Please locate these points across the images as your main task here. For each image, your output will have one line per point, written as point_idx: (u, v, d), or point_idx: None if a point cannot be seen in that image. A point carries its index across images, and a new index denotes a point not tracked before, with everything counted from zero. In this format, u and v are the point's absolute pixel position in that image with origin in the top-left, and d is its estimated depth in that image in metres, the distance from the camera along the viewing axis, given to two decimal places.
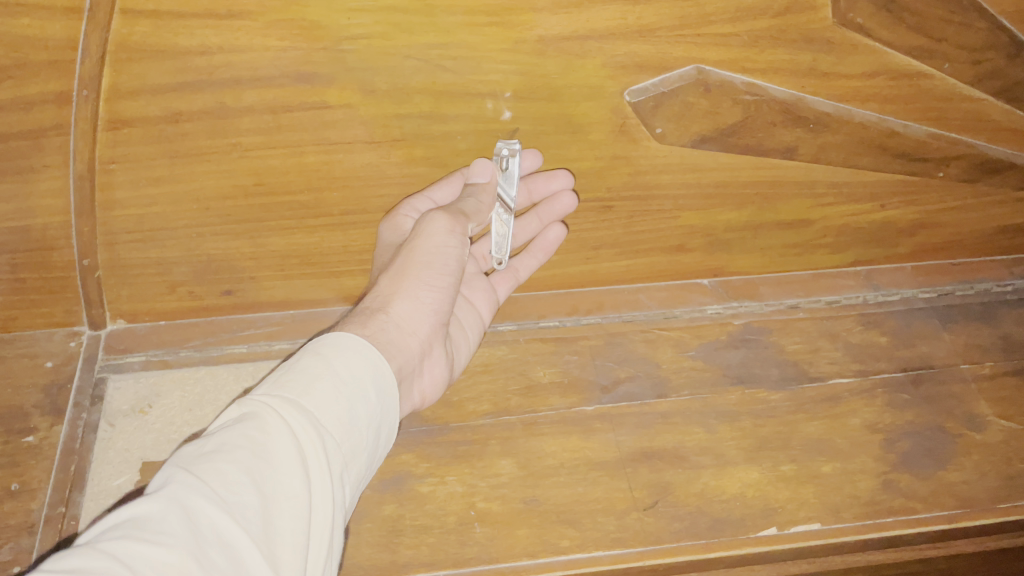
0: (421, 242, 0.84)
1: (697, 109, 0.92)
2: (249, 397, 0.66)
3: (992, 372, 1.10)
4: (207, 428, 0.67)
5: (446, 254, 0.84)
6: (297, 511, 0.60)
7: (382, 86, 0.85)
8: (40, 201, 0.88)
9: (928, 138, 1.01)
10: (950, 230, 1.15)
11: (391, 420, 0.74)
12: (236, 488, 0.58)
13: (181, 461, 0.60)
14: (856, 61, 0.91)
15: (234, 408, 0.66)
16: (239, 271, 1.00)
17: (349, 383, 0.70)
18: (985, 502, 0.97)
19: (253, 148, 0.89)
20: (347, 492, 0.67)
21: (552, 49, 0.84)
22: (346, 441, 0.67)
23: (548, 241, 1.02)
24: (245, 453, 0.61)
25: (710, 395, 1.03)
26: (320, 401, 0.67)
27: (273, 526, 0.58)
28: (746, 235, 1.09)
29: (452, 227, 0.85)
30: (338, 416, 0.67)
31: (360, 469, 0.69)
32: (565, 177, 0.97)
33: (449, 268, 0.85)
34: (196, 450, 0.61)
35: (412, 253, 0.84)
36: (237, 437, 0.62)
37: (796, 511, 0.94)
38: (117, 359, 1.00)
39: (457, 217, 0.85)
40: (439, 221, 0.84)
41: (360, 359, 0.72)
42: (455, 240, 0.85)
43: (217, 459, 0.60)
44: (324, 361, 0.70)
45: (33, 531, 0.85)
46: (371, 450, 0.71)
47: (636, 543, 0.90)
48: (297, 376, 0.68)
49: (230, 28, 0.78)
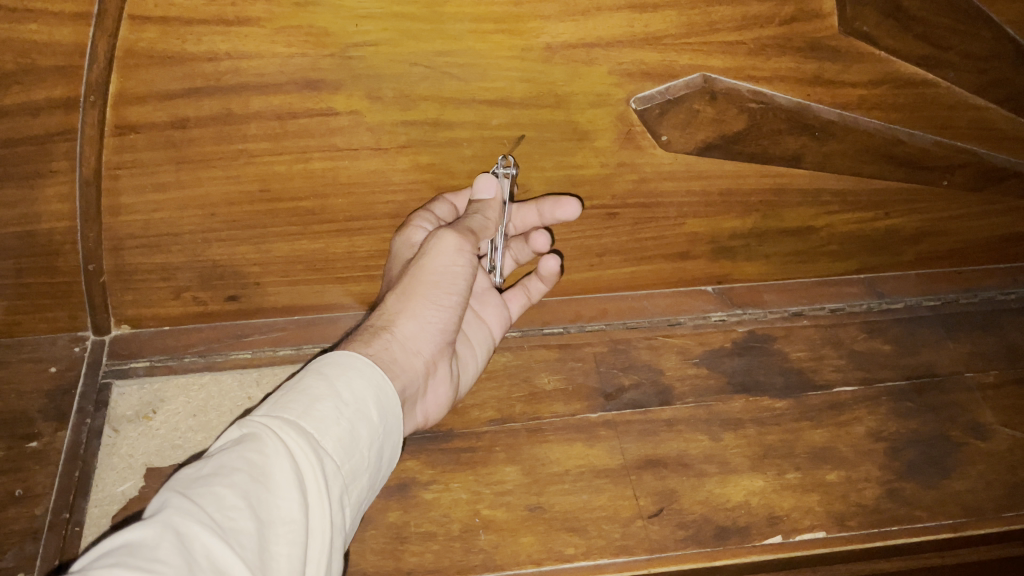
0: (430, 262, 0.84)
1: (703, 117, 0.92)
2: (250, 417, 0.66)
3: (996, 381, 1.10)
4: (207, 449, 0.66)
5: (455, 272, 0.85)
6: (293, 537, 0.60)
7: (389, 93, 0.85)
8: (46, 206, 0.88)
9: (934, 146, 1.01)
10: (954, 238, 1.15)
11: (393, 441, 0.74)
12: (233, 512, 0.58)
13: (179, 485, 0.60)
14: (861, 69, 0.91)
15: (235, 429, 0.66)
16: (244, 277, 1.00)
17: (351, 405, 0.70)
18: (989, 511, 0.97)
19: (260, 154, 0.89)
20: (346, 515, 0.68)
21: (558, 57, 0.84)
22: (346, 463, 0.68)
23: (547, 272, 0.98)
24: (242, 476, 0.61)
25: (714, 403, 1.03)
26: (320, 422, 0.67)
27: (268, 552, 0.58)
28: (752, 242, 1.09)
29: (461, 245, 0.85)
30: (338, 438, 0.68)
31: (360, 492, 0.70)
32: (575, 206, 0.95)
33: (458, 288, 0.85)
34: (193, 472, 0.61)
35: (422, 272, 0.84)
36: (236, 460, 0.62)
37: (801, 519, 0.94)
38: (121, 364, 1.00)
39: (467, 235, 0.85)
40: (448, 239, 0.84)
41: (362, 380, 0.73)
42: (465, 259, 0.85)
43: (214, 483, 0.60)
44: (326, 381, 0.71)
45: (37, 537, 0.85)
46: (372, 472, 0.71)
47: (641, 550, 0.89)
48: (298, 397, 0.69)
49: (238, 35, 0.79)
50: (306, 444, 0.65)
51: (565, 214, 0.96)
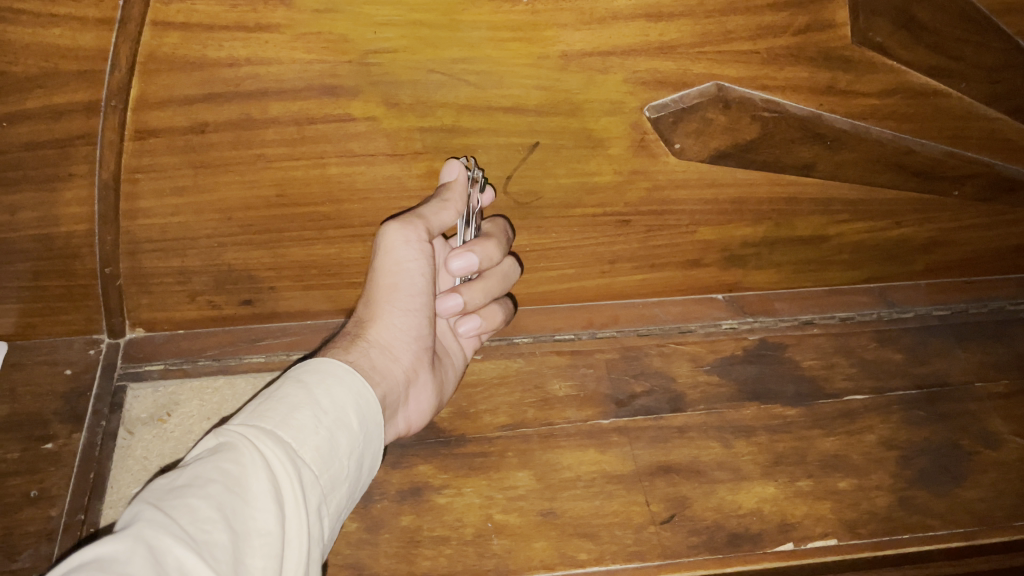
0: (385, 261, 0.84)
1: (716, 125, 0.93)
2: (226, 426, 0.65)
3: (1006, 391, 1.10)
4: (182, 459, 0.64)
5: (410, 270, 0.84)
6: (269, 549, 0.58)
7: (406, 100, 0.86)
8: (65, 209, 0.88)
9: (944, 156, 1.01)
10: (964, 248, 1.16)
11: (373, 449, 0.73)
12: (207, 525, 0.56)
13: (152, 496, 0.58)
14: (874, 79, 0.92)
15: (210, 438, 0.64)
16: (259, 281, 1.01)
17: (330, 413, 0.69)
18: (1001, 520, 0.97)
19: (278, 159, 0.90)
20: (324, 525, 0.66)
21: (574, 64, 0.85)
22: (325, 473, 0.66)
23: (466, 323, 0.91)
24: (218, 487, 0.59)
25: (726, 409, 1.04)
26: (299, 432, 0.66)
27: (243, 564, 0.56)
28: (762, 251, 1.10)
29: (407, 238, 0.83)
30: (316, 447, 0.66)
31: (339, 501, 0.68)
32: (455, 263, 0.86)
33: (417, 286, 0.85)
34: (167, 483, 0.59)
35: (380, 275, 0.84)
36: (212, 470, 0.60)
37: (814, 527, 0.94)
38: (136, 367, 1.00)
39: (411, 222, 0.84)
40: (394, 234, 0.84)
41: (342, 388, 0.72)
42: (415, 250, 0.84)
43: (189, 494, 0.58)
44: (305, 389, 0.70)
45: (52, 538, 0.85)
46: (352, 481, 0.70)
47: (654, 556, 0.89)
48: (276, 406, 0.68)
49: (259, 41, 0.79)
50: (283, 453, 0.63)
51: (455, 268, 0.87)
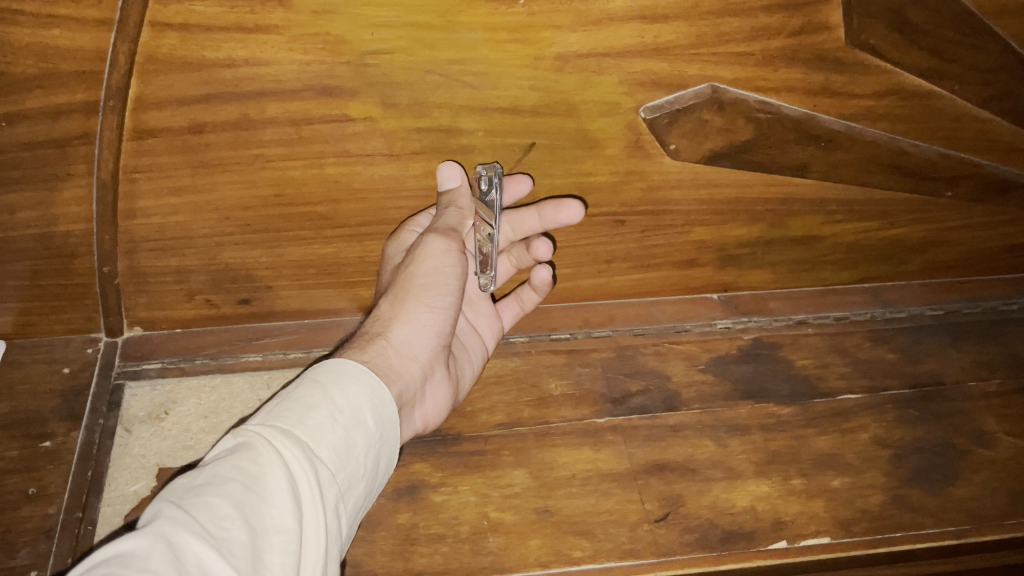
0: (421, 265, 0.87)
1: (711, 127, 0.94)
2: (244, 427, 0.65)
3: (999, 390, 1.11)
4: (201, 459, 0.65)
5: (445, 274, 0.87)
6: (287, 546, 0.59)
7: (403, 100, 0.86)
8: (64, 209, 0.89)
9: (938, 157, 1.03)
10: (958, 248, 1.17)
11: (389, 448, 0.74)
12: (226, 523, 0.57)
13: (172, 495, 0.59)
14: (867, 81, 0.93)
15: (229, 438, 0.65)
16: (256, 280, 1.01)
17: (346, 412, 0.70)
18: (992, 518, 0.98)
19: (275, 159, 0.90)
20: (342, 523, 0.67)
21: (570, 66, 0.86)
22: (341, 471, 0.67)
23: (541, 280, 0.98)
24: (236, 485, 0.59)
25: (721, 408, 1.04)
26: (315, 430, 0.67)
27: (262, 561, 0.57)
28: (757, 251, 1.11)
29: (448, 246, 0.87)
30: (333, 446, 0.67)
31: (357, 499, 0.69)
32: (576, 209, 0.92)
33: (449, 288, 0.88)
34: (186, 483, 0.60)
35: (413, 276, 0.87)
36: (230, 469, 0.61)
37: (806, 525, 0.95)
38: (134, 366, 1.01)
39: (449, 233, 0.88)
40: (434, 242, 0.87)
41: (357, 388, 0.72)
42: (454, 259, 0.88)
43: (207, 493, 0.58)
44: (322, 389, 0.70)
45: (51, 535, 0.86)
46: (369, 479, 0.70)
47: (649, 554, 0.90)
48: (293, 406, 0.68)
49: (257, 42, 0.80)
50: (300, 452, 0.64)
51: (568, 218, 0.93)
